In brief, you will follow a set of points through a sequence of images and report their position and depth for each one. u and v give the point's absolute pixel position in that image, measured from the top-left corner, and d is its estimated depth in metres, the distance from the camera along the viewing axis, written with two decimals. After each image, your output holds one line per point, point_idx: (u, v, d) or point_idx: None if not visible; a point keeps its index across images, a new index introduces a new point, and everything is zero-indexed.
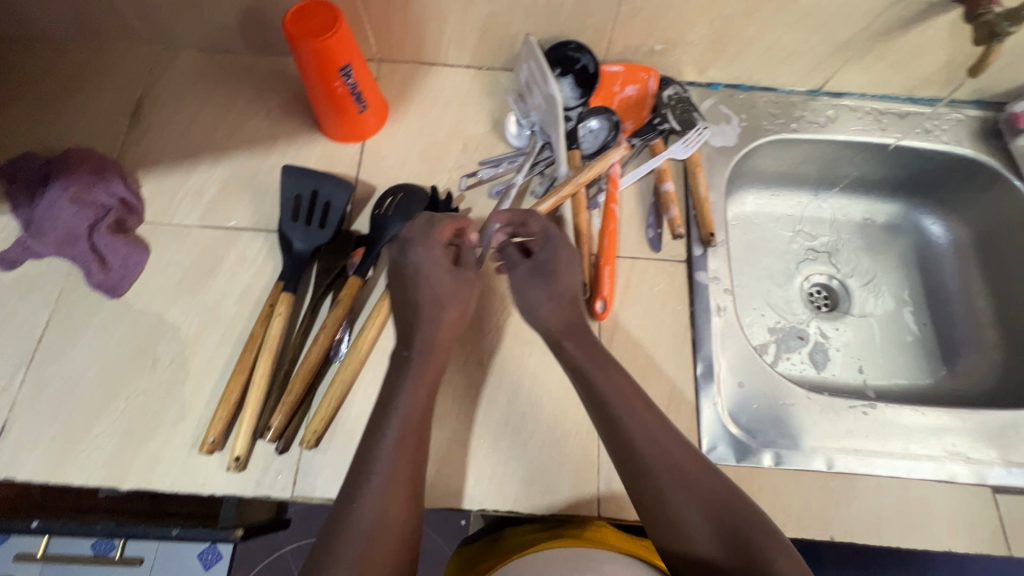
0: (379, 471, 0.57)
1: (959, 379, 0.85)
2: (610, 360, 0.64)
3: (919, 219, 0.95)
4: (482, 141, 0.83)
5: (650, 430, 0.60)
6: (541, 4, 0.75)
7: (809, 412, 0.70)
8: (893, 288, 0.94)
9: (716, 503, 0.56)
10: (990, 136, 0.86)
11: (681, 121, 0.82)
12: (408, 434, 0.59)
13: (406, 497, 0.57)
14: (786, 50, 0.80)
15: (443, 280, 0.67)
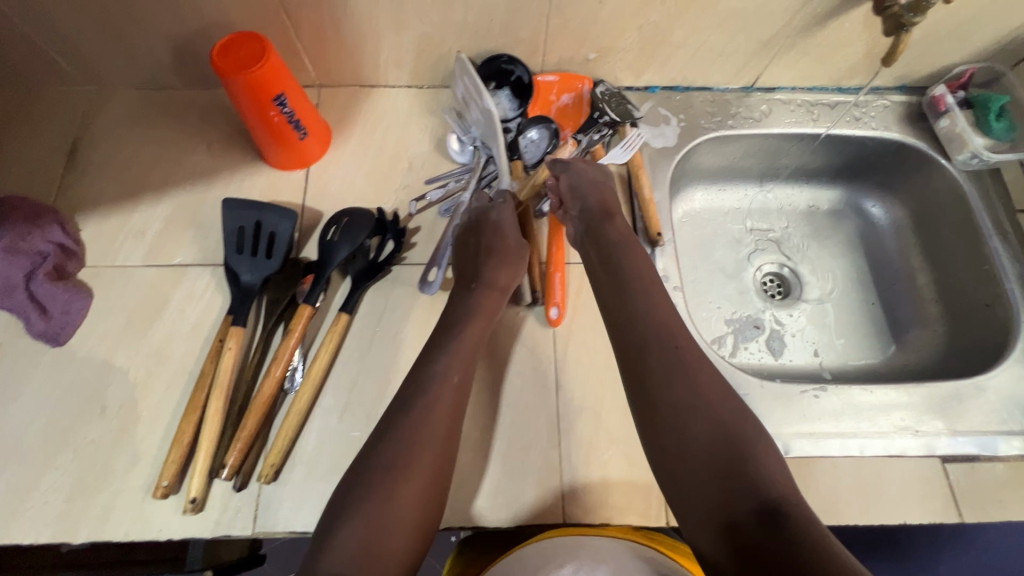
0: (398, 476, 0.54)
1: (909, 355, 0.88)
2: (646, 288, 0.66)
3: (859, 202, 0.99)
4: (428, 159, 0.83)
5: (682, 346, 0.61)
6: (471, 21, 0.76)
7: (763, 400, 0.72)
8: (841, 270, 0.97)
9: (730, 418, 0.56)
10: (916, 119, 0.89)
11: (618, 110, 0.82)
12: (435, 442, 0.57)
13: (425, 508, 0.54)
14: (714, 51, 0.83)
15: (513, 237, 0.73)
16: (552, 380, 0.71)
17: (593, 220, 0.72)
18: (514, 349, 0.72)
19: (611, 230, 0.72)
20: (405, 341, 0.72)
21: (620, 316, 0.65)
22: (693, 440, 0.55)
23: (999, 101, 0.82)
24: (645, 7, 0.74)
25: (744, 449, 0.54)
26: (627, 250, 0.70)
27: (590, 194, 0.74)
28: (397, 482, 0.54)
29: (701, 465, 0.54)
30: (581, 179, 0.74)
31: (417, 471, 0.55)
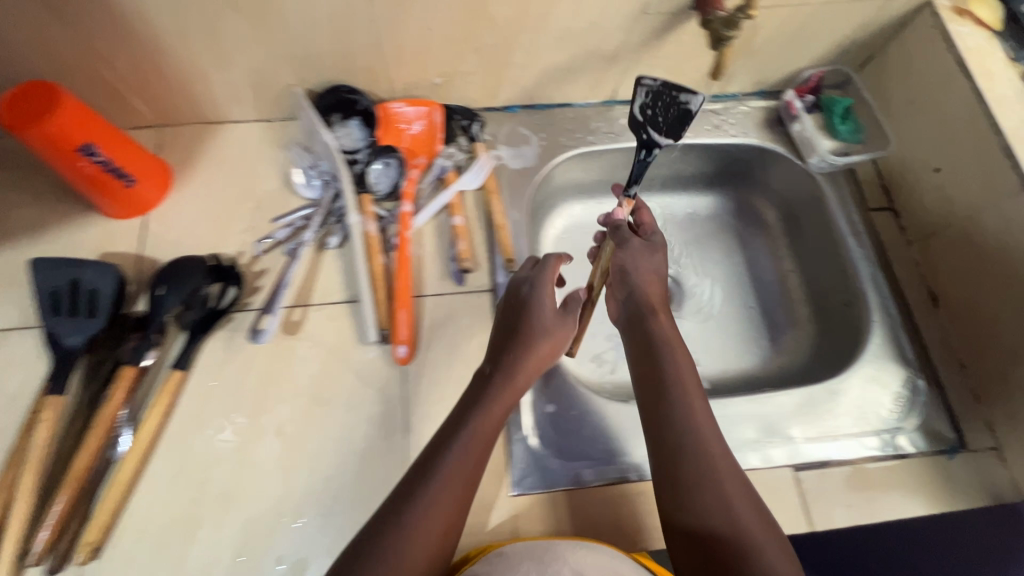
0: (457, 485, 0.53)
1: (783, 358, 0.88)
2: (676, 358, 0.64)
3: (734, 207, 0.98)
4: (275, 197, 0.80)
5: (689, 418, 0.59)
6: (297, 53, 0.73)
7: (618, 423, 0.71)
8: (722, 275, 0.94)
9: (727, 482, 0.55)
10: (774, 124, 0.90)
11: (671, 120, 0.67)
12: (476, 459, 0.56)
13: (443, 545, 0.52)
14: (561, 69, 0.81)
15: (556, 319, 0.65)
16: (400, 422, 0.69)
17: (637, 312, 0.68)
18: (361, 393, 0.70)
19: (654, 325, 0.66)
20: (244, 394, 0.69)
21: (653, 377, 0.63)
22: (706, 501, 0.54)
23: (842, 105, 0.83)
24: (476, 30, 0.72)
25: (731, 507, 0.53)
26: (669, 339, 0.65)
27: (637, 280, 0.69)
28: (445, 503, 0.52)
29: (701, 538, 0.52)
30: (641, 262, 0.69)
31: (450, 496, 0.53)
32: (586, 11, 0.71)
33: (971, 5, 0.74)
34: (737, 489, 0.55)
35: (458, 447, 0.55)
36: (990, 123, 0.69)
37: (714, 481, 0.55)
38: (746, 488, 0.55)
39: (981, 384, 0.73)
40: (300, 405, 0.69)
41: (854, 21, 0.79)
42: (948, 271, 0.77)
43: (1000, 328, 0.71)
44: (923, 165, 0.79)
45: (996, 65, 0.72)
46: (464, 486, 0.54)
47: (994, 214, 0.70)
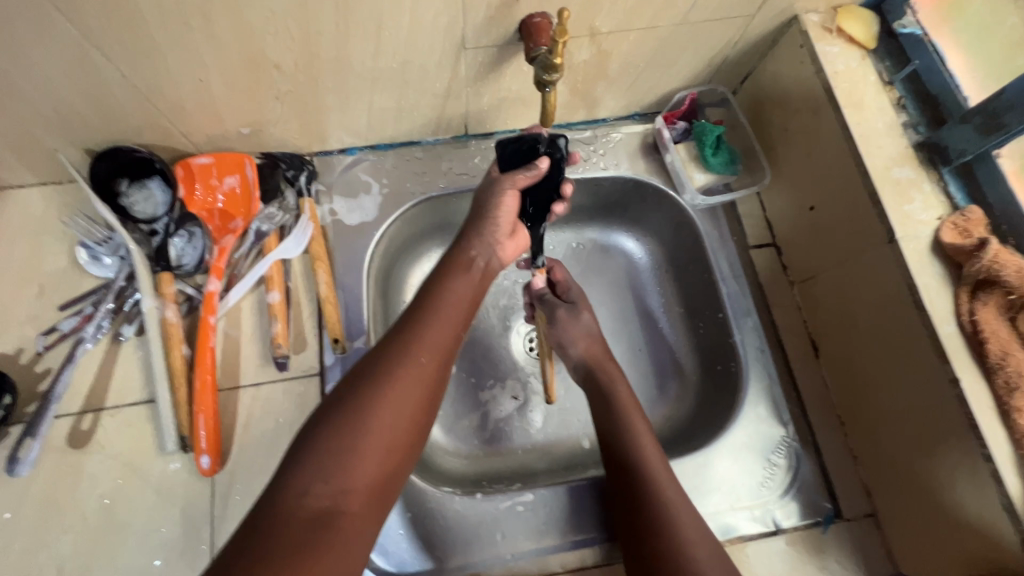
0: (410, 378, 0.52)
1: (668, 415, 0.77)
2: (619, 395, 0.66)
3: (621, 236, 0.86)
4: (63, 279, 0.68)
5: (614, 398, 0.66)
6: (47, 116, 0.59)
7: (461, 518, 0.64)
8: (609, 319, 0.82)
9: (646, 452, 0.61)
10: (649, 151, 0.79)
11: (540, 207, 0.69)
12: (437, 353, 0.54)
13: (405, 435, 0.50)
14: (392, 109, 0.70)
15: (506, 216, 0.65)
16: (205, 543, 0.60)
17: (588, 372, 0.69)
18: (161, 512, 0.61)
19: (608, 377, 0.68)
20: (17, 527, 0.59)
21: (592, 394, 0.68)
22: (636, 476, 0.59)
23: (713, 133, 0.74)
24: (265, 78, 0.60)
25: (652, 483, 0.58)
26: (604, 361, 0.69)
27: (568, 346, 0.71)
28: (392, 394, 0.50)
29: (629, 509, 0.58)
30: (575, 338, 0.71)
31: (398, 386, 0.51)
32: (393, 50, 0.60)
33: (842, 21, 0.65)
34: (660, 465, 0.60)
35: (410, 335, 0.54)
36: (856, 163, 0.62)
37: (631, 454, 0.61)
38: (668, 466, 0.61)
39: (859, 445, 0.66)
40: (87, 534, 0.60)
41: (720, 40, 0.69)
42: (826, 318, 0.69)
43: (875, 388, 0.63)
44: (799, 203, 0.72)
45: (867, 92, 0.64)
46: (417, 375, 0.52)
47: (865, 263, 0.62)
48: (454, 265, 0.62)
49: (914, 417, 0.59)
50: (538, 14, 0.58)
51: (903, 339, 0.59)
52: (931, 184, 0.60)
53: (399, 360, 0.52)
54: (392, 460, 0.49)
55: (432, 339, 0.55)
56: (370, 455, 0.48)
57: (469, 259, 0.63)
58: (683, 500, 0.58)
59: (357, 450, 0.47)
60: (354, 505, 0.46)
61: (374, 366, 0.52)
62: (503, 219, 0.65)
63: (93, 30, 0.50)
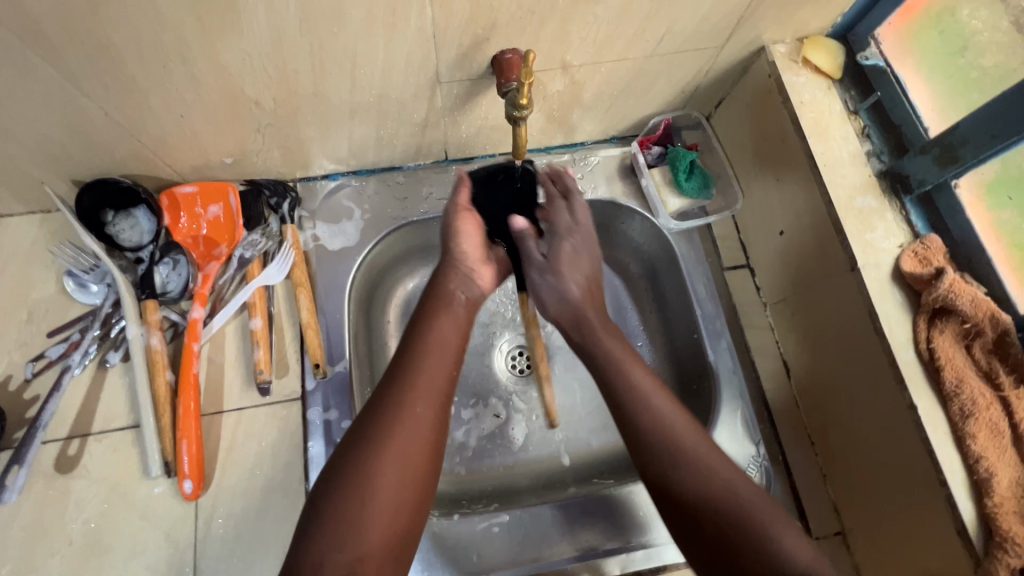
0: (409, 429, 0.54)
1: None
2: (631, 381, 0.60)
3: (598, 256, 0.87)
4: (51, 305, 0.70)
5: (635, 387, 0.60)
6: (34, 151, 0.61)
7: (439, 540, 0.65)
8: None
9: (681, 435, 0.56)
10: (626, 174, 0.81)
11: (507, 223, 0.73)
12: (432, 402, 0.57)
13: (409, 490, 0.53)
14: (372, 138, 0.72)
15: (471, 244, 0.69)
16: (189, 565, 0.62)
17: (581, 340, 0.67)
18: (146, 535, 0.63)
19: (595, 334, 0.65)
20: (5, 551, 0.61)
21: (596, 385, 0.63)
22: (685, 459, 0.55)
23: (686, 158, 0.76)
24: (244, 113, 0.62)
25: (695, 466, 0.54)
26: (599, 332, 0.65)
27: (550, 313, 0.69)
28: (393, 450, 0.53)
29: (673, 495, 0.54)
30: (563, 266, 0.68)
31: (398, 446, 0.53)
32: (369, 85, 0.62)
33: (807, 52, 0.67)
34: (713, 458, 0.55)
35: (404, 390, 0.57)
36: (821, 191, 0.63)
37: (665, 437, 0.56)
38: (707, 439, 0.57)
39: (828, 464, 0.68)
40: (73, 557, 0.61)
41: (691, 69, 0.70)
42: (796, 340, 0.71)
43: (841, 410, 0.64)
44: (770, 228, 0.73)
45: (833, 121, 0.66)
46: (416, 429, 0.55)
47: (830, 290, 0.64)
48: (435, 308, 0.65)
49: (877, 440, 0.60)
50: (508, 50, 0.59)
51: (866, 363, 0.60)
52: (893, 213, 0.62)
53: (396, 418, 0.55)
54: (400, 520, 0.52)
55: (425, 390, 0.57)
56: (379, 517, 0.50)
57: (451, 297, 0.66)
58: (736, 474, 0.54)
59: (365, 513, 0.50)
60: (370, 568, 0.49)
61: (371, 427, 0.54)
62: (468, 248, 0.69)
63: (75, 73, 0.52)
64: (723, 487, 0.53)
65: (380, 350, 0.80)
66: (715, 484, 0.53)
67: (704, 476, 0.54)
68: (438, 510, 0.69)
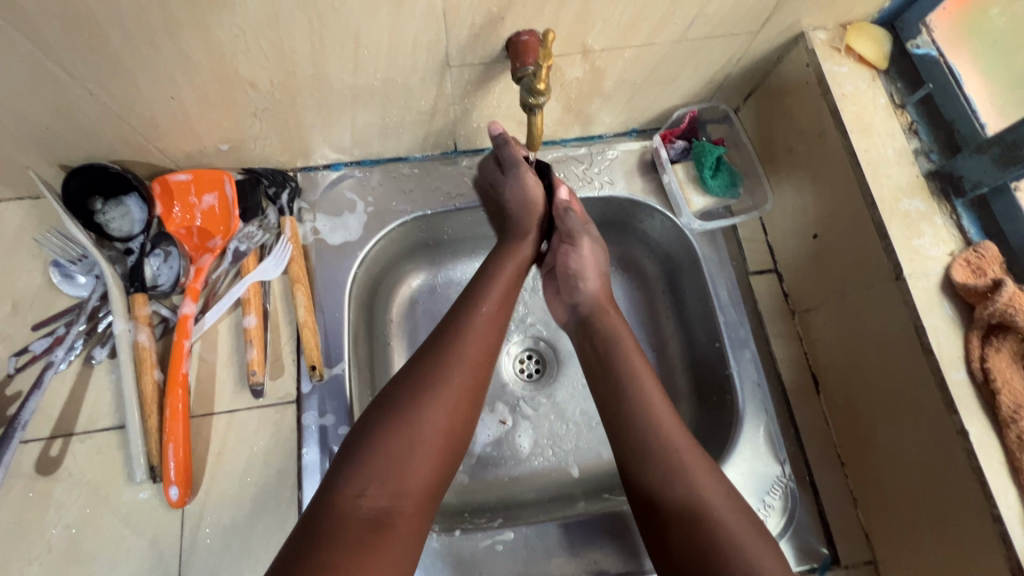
0: (459, 377, 0.52)
1: None
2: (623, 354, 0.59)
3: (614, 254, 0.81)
4: (36, 297, 0.66)
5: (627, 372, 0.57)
6: (15, 132, 0.57)
7: (439, 557, 0.62)
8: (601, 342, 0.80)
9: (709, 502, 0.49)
10: (646, 170, 0.75)
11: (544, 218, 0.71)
12: (483, 352, 0.55)
13: (453, 440, 0.50)
14: (377, 125, 0.67)
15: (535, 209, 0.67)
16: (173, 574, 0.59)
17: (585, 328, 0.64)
18: (129, 544, 0.59)
19: (607, 325, 0.62)
20: None
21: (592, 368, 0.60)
22: (707, 534, 0.47)
23: (713, 154, 0.71)
24: (239, 96, 0.58)
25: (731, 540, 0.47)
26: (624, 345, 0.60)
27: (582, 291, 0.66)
28: (442, 395, 0.51)
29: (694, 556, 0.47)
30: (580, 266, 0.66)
31: (451, 391, 0.51)
32: (373, 68, 0.57)
33: (851, 39, 0.62)
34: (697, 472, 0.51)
35: (455, 343, 0.54)
36: (863, 192, 0.58)
37: (690, 491, 0.50)
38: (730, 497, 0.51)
39: (860, 488, 0.63)
40: (53, 565, 0.58)
41: (722, 57, 0.65)
42: (828, 353, 0.66)
43: (875, 430, 0.60)
44: (803, 230, 0.68)
45: (877, 117, 0.61)
46: (467, 384, 0.53)
47: (870, 302, 0.59)
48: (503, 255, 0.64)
49: (920, 464, 0.55)
50: (525, 31, 0.55)
51: (909, 382, 0.55)
52: (943, 217, 0.57)
53: (450, 365, 0.52)
54: (442, 466, 0.49)
55: (479, 344, 0.55)
56: (424, 459, 0.48)
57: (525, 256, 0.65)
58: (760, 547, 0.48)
59: (409, 454, 0.47)
60: (407, 506, 0.46)
61: (424, 370, 0.52)
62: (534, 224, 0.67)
63: (54, 48, 0.48)
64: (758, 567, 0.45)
65: (381, 356, 0.75)
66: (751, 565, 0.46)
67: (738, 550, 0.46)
68: (439, 524, 0.65)
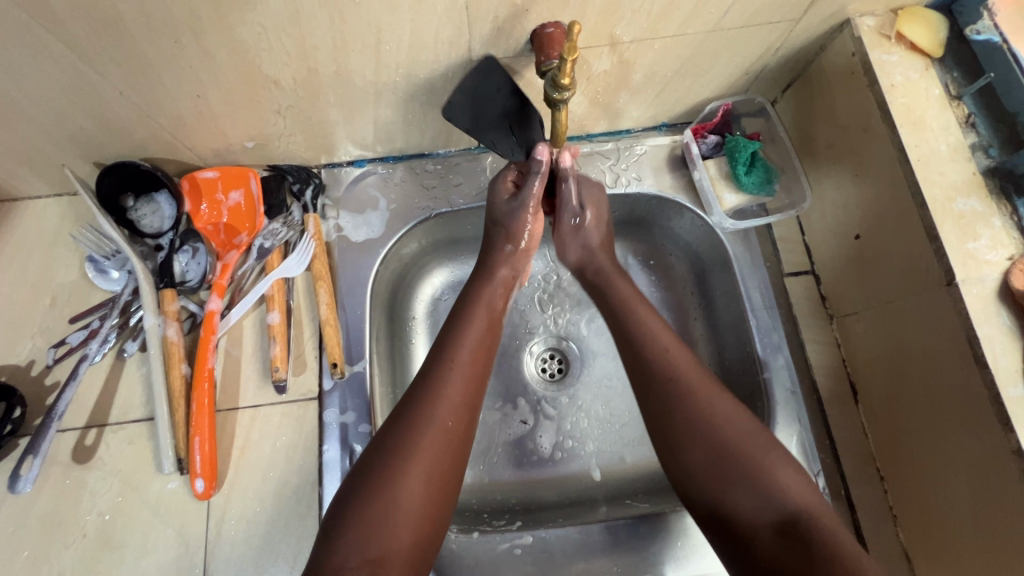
0: (437, 437, 0.50)
1: None
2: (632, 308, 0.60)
3: (640, 251, 0.78)
4: (73, 292, 0.69)
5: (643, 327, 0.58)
6: (51, 131, 0.58)
7: (456, 558, 0.61)
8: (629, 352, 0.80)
9: (715, 412, 0.51)
10: (676, 165, 0.72)
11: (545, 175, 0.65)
12: (463, 412, 0.52)
13: (435, 501, 0.49)
14: (400, 121, 0.67)
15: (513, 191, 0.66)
16: (197, 564, 0.60)
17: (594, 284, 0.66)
18: (157, 533, 0.61)
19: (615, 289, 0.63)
20: (22, 540, 0.60)
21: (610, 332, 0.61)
22: (736, 482, 0.48)
23: (747, 149, 0.67)
24: (263, 93, 0.58)
25: (760, 468, 0.48)
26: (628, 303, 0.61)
27: (564, 257, 0.68)
28: (423, 456, 0.49)
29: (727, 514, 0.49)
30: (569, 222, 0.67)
31: (431, 452, 0.49)
32: (394, 64, 0.56)
33: (902, 26, 0.58)
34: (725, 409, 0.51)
35: (426, 402, 0.51)
36: (911, 191, 0.55)
37: (728, 446, 0.50)
38: (771, 441, 0.50)
39: (900, 504, 0.59)
40: (86, 550, 0.60)
41: (759, 47, 0.61)
42: (868, 362, 0.62)
43: (917, 445, 0.57)
44: (844, 230, 0.65)
45: (930, 109, 0.56)
46: (445, 441, 0.50)
47: (917, 307, 0.55)
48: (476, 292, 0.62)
49: (969, 483, 0.52)
50: (550, 23, 0.53)
51: (959, 393, 0.52)
52: (1001, 218, 0.53)
53: (422, 428, 0.50)
54: (427, 529, 0.48)
55: (454, 398, 0.52)
56: (404, 525, 0.47)
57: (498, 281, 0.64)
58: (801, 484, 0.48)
59: (389, 523, 0.46)
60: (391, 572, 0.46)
61: (398, 437, 0.50)
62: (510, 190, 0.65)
63: (85, 50, 0.49)
64: (788, 492, 0.47)
65: (402, 352, 0.75)
66: (779, 491, 0.47)
67: (767, 484, 0.48)
68: (456, 523, 0.65)
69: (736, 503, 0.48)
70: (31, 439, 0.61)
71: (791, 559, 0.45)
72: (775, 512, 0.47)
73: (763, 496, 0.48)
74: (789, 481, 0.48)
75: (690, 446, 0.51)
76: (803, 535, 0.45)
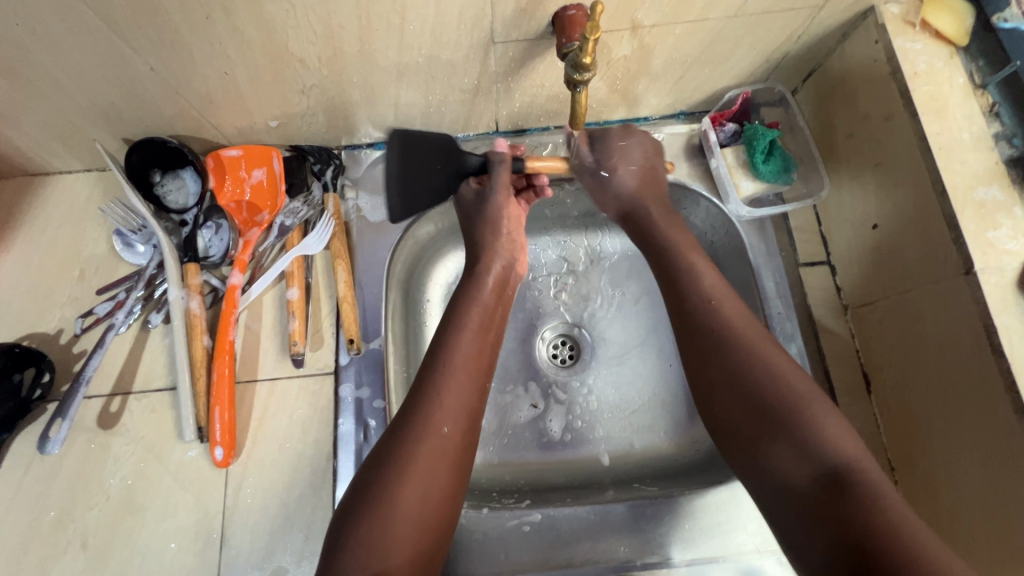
0: (430, 448, 0.49)
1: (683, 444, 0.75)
2: (668, 267, 0.60)
3: None
4: (101, 264, 0.71)
5: (685, 292, 0.57)
6: (84, 106, 0.60)
7: (466, 533, 0.62)
8: (641, 341, 0.80)
9: (757, 353, 0.52)
10: (694, 153, 0.73)
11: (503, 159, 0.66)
12: (454, 422, 0.51)
13: (433, 512, 0.48)
14: (421, 104, 0.68)
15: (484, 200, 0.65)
16: (215, 529, 0.62)
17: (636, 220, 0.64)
18: (177, 497, 0.63)
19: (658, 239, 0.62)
20: (50, 499, 0.62)
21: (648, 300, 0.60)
22: (773, 434, 0.48)
23: (765, 137, 0.67)
24: (290, 72, 0.59)
25: (800, 419, 0.48)
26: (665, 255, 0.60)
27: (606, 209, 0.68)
28: (417, 467, 0.48)
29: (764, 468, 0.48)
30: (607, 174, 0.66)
31: (426, 463, 0.48)
32: (417, 45, 0.57)
33: (928, 13, 0.57)
34: (769, 353, 0.52)
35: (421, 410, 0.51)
36: (932, 179, 0.54)
37: (766, 392, 0.50)
38: (817, 392, 0.50)
39: (911, 495, 0.59)
40: (109, 511, 0.62)
41: (781, 34, 0.61)
42: (883, 353, 0.62)
43: (930, 436, 0.57)
44: (862, 219, 0.65)
45: (953, 97, 0.56)
46: (438, 449, 0.49)
47: (933, 299, 0.55)
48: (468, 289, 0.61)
49: (984, 473, 0.52)
50: (573, 5, 0.53)
51: (975, 386, 0.52)
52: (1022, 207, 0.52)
53: (419, 438, 0.49)
54: (427, 535, 0.47)
55: (448, 406, 0.52)
56: (405, 532, 0.46)
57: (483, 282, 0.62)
58: (849, 436, 0.47)
59: (388, 533, 0.45)
60: None
61: (394, 450, 0.49)
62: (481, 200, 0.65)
63: (120, 24, 0.50)
64: (830, 444, 0.46)
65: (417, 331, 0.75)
66: (823, 440, 0.46)
67: (806, 437, 0.47)
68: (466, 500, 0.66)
69: (776, 453, 0.48)
70: (59, 404, 0.63)
71: (831, 509, 0.43)
72: (817, 468, 0.45)
73: (804, 446, 0.46)
74: (832, 431, 0.47)
75: (729, 395, 0.52)
76: (847, 485, 0.44)
